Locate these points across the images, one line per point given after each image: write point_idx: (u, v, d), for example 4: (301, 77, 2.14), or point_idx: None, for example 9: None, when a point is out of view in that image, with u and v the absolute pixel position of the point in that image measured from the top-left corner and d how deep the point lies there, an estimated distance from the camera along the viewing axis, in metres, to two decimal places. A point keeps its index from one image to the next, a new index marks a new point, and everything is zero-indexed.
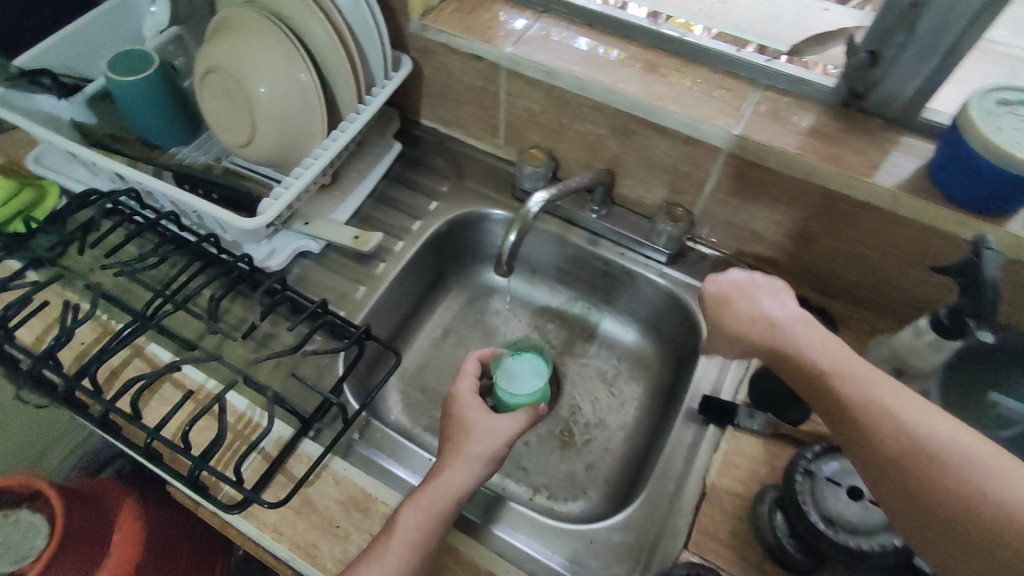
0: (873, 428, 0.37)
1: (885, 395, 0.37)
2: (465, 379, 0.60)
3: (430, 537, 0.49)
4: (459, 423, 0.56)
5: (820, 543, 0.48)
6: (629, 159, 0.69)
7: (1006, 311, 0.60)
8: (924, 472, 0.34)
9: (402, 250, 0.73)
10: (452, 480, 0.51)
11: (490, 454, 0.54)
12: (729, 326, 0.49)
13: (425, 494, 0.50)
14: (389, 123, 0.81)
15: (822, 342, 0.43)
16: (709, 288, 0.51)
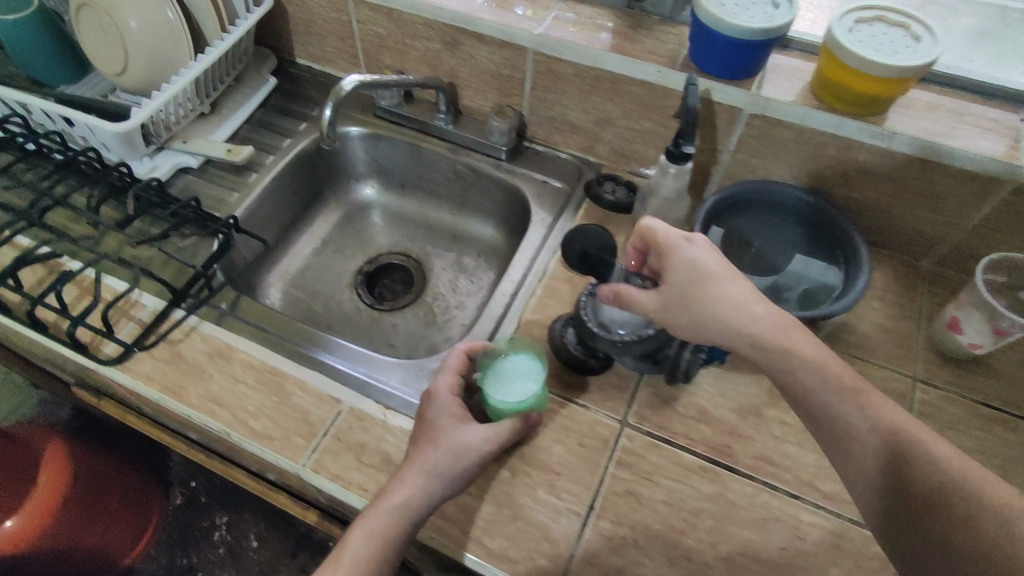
0: (901, 469, 0.44)
1: (920, 447, 0.44)
2: (445, 376, 0.60)
3: (386, 547, 0.52)
4: (428, 426, 0.57)
5: (594, 342, 0.61)
6: (463, 70, 0.80)
7: (763, 165, 0.73)
8: (965, 510, 0.40)
9: (272, 162, 0.82)
10: (406, 494, 0.53)
11: (455, 474, 0.54)
12: (710, 292, 0.52)
13: (373, 520, 0.52)
14: (265, 61, 0.91)
15: (844, 373, 0.49)
16: (691, 252, 0.54)
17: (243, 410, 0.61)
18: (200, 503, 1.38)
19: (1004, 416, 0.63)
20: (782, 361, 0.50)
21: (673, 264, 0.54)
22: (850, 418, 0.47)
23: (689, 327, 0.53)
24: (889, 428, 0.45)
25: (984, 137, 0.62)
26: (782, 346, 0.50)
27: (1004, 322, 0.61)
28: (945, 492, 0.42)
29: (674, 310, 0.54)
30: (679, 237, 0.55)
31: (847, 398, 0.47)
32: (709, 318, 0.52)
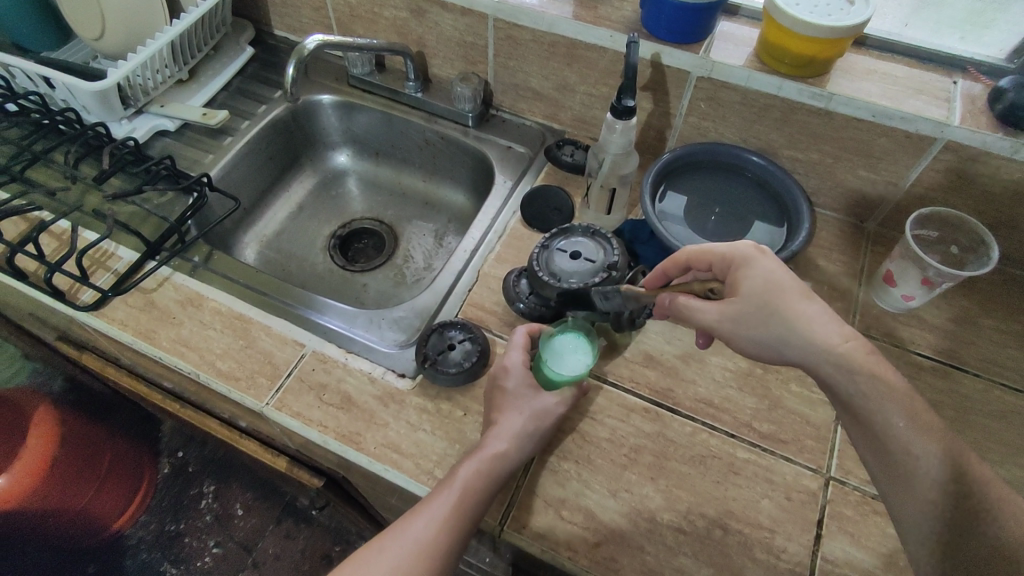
0: (973, 531, 0.42)
1: (995, 508, 0.42)
2: (517, 352, 0.62)
3: (482, 494, 0.53)
4: (504, 396, 0.59)
5: (544, 290, 0.64)
6: (430, 38, 0.83)
7: (715, 129, 0.76)
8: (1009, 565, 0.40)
9: (247, 127, 0.86)
10: (502, 447, 0.56)
11: (539, 433, 0.58)
12: (783, 308, 0.48)
13: (485, 459, 0.55)
14: (243, 31, 0.94)
15: (927, 413, 0.46)
16: (766, 265, 0.50)
17: (212, 352, 0.65)
18: (190, 473, 1.39)
19: (935, 365, 0.67)
20: (864, 392, 0.46)
21: (747, 275, 0.51)
22: (921, 463, 0.44)
23: (755, 343, 0.50)
24: (967, 479, 0.44)
25: (921, 99, 0.65)
26: (867, 370, 0.47)
27: (931, 271, 0.65)
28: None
29: (739, 324, 0.50)
30: (752, 250, 0.52)
31: (940, 439, 0.45)
32: (786, 336, 0.48)
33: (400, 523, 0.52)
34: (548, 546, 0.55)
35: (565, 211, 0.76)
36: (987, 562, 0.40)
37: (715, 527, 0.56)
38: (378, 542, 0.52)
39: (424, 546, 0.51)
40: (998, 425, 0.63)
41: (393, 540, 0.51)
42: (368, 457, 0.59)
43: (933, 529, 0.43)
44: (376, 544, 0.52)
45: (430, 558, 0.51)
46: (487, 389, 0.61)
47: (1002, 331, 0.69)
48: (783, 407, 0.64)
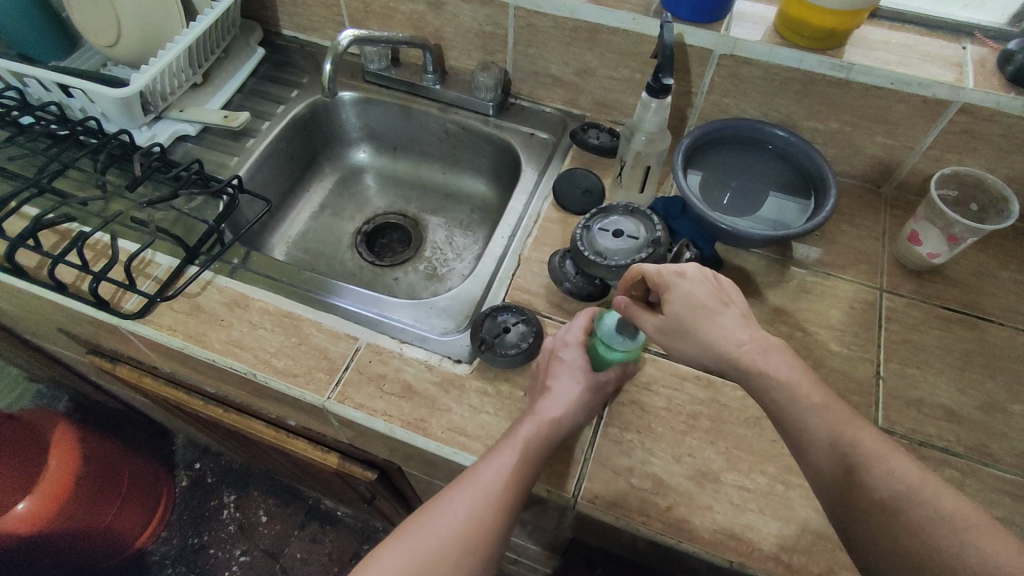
0: (852, 482, 0.46)
1: (871, 462, 0.45)
2: (574, 332, 0.63)
3: (540, 455, 0.55)
4: (561, 365, 0.60)
5: (591, 268, 0.66)
6: (447, 30, 0.84)
7: (736, 104, 0.78)
8: (922, 526, 0.42)
9: (268, 128, 0.85)
10: (560, 413, 0.57)
11: (589, 405, 0.59)
12: (702, 325, 0.52)
13: (547, 422, 0.56)
14: (252, 32, 0.93)
15: (810, 392, 0.49)
16: (686, 287, 0.53)
17: (265, 351, 0.65)
18: (208, 484, 1.39)
19: (962, 316, 0.70)
20: (776, 393, 0.49)
21: (671, 300, 0.53)
22: (812, 434, 0.48)
23: (686, 353, 0.53)
24: (847, 441, 0.47)
25: (934, 64, 0.68)
26: (766, 372, 0.50)
27: (957, 228, 0.67)
28: (907, 500, 0.43)
29: (672, 338, 0.53)
30: (671, 271, 0.54)
31: (819, 410, 0.48)
32: (705, 349, 0.52)
33: (465, 476, 0.53)
34: (621, 513, 0.57)
35: (596, 193, 0.77)
36: (868, 510, 0.44)
37: (777, 483, 0.59)
38: (447, 493, 0.53)
39: (490, 496, 0.52)
40: None
41: (462, 491, 0.52)
42: (436, 441, 0.60)
43: (828, 489, 0.47)
44: (443, 496, 0.53)
45: (496, 509, 0.52)
46: (544, 361, 0.62)
47: (1019, 282, 0.72)
48: (826, 366, 0.66)
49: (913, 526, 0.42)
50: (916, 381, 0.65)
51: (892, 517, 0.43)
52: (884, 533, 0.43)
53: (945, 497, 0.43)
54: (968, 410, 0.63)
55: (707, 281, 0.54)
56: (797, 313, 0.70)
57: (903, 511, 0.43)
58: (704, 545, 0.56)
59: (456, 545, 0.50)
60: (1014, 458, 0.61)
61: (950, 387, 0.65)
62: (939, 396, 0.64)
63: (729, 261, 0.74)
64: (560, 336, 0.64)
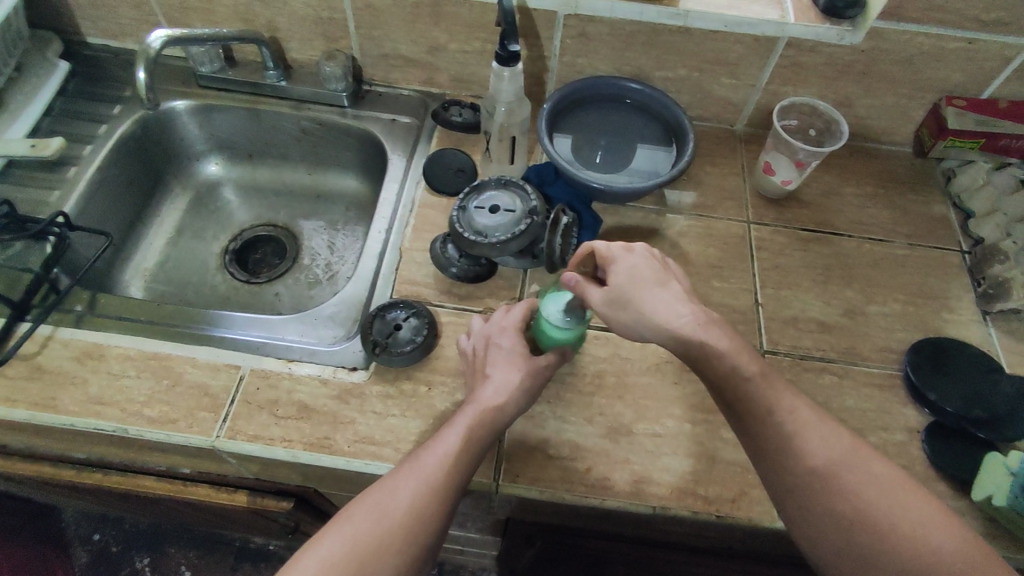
0: (787, 450, 0.49)
1: (805, 431, 0.49)
2: (509, 316, 0.61)
3: (482, 444, 0.53)
4: (497, 353, 0.58)
5: (473, 249, 0.64)
6: (280, 20, 0.78)
7: (588, 62, 0.79)
8: (861, 494, 0.47)
9: (91, 152, 0.75)
10: (501, 400, 0.55)
11: (530, 389, 0.57)
12: (643, 296, 0.52)
13: (489, 409, 0.54)
14: (49, 43, 0.81)
15: (748, 364, 0.50)
16: (630, 261, 0.54)
17: (134, 402, 0.58)
18: (114, 554, 1.25)
19: (818, 235, 0.76)
20: (714, 375, 0.50)
21: (614, 272, 0.53)
22: (746, 404, 0.50)
23: (627, 327, 0.52)
24: (784, 413, 0.49)
25: (758, 3, 0.72)
26: (701, 354, 0.50)
27: (803, 154, 0.72)
28: (840, 467, 0.48)
29: (614, 309, 0.52)
30: (619, 247, 0.55)
31: (757, 379, 0.50)
32: (646, 324, 0.51)
33: (403, 466, 0.51)
34: (545, 486, 0.57)
35: (468, 171, 0.76)
36: (802, 479, 0.48)
37: (685, 423, 0.61)
38: (386, 480, 0.50)
39: (432, 487, 0.49)
40: (877, 272, 0.73)
41: (406, 476, 0.50)
42: (345, 457, 0.57)
43: (765, 457, 0.50)
44: (385, 480, 0.50)
45: (438, 500, 0.49)
46: (479, 348, 0.59)
47: (861, 195, 0.79)
48: (710, 302, 0.70)
49: (848, 492, 0.47)
50: (789, 301, 0.70)
51: (829, 485, 0.47)
52: (821, 499, 0.47)
53: (871, 463, 0.48)
54: (835, 319, 0.69)
55: (649, 258, 0.55)
56: (676, 257, 0.73)
57: (837, 476, 0.47)
58: (628, 497, 0.57)
59: (395, 534, 0.47)
60: (877, 353, 0.67)
61: (818, 300, 0.71)
62: (810, 311, 0.70)
63: (607, 218, 0.76)
64: (494, 322, 0.61)
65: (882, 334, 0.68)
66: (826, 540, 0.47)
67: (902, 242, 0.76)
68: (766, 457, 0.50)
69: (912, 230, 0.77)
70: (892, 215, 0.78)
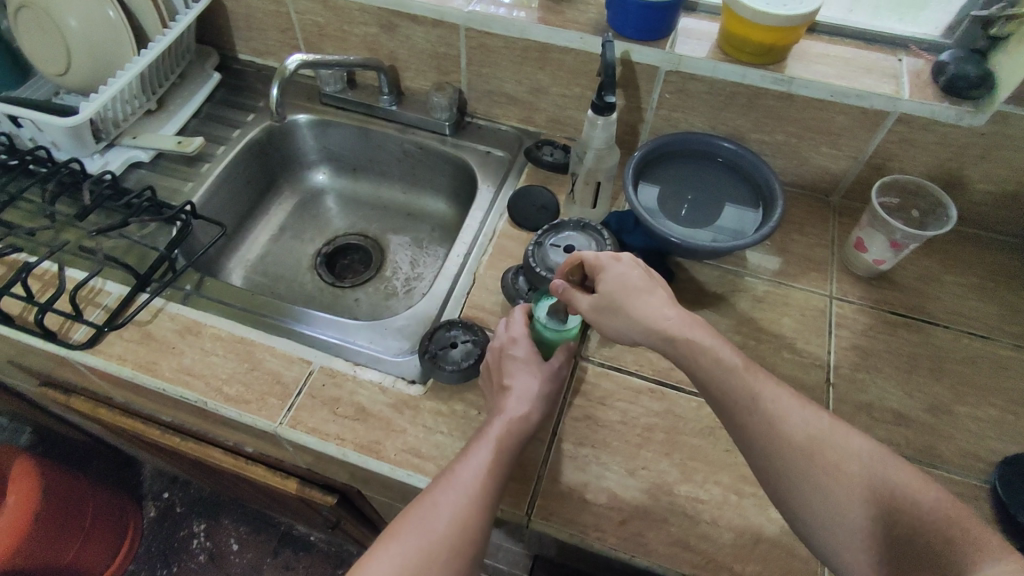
0: (771, 433, 0.48)
1: (786, 414, 0.48)
2: (516, 327, 0.63)
3: (513, 452, 0.55)
4: (515, 363, 0.60)
5: (543, 284, 0.66)
6: (402, 51, 0.85)
7: (685, 118, 0.80)
8: (846, 469, 0.46)
9: (223, 152, 0.85)
10: (525, 407, 0.57)
11: (550, 393, 0.60)
12: (630, 303, 0.52)
13: (514, 417, 0.56)
14: (209, 57, 0.93)
15: (730, 355, 0.50)
16: (618, 270, 0.54)
17: (218, 378, 0.65)
18: (177, 514, 1.36)
19: (908, 321, 0.71)
20: (699, 356, 0.50)
21: (603, 281, 0.54)
22: (732, 393, 0.49)
23: (617, 332, 0.54)
24: (766, 397, 0.49)
25: (872, 76, 0.70)
26: (687, 342, 0.50)
27: (898, 234, 0.69)
28: (822, 446, 0.47)
29: (604, 319, 0.54)
30: (607, 256, 0.55)
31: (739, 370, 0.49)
32: (634, 328, 0.52)
33: (440, 477, 0.52)
34: (577, 529, 0.56)
35: (550, 209, 0.78)
36: (791, 461, 0.47)
37: (731, 493, 0.59)
38: (424, 496, 0.51)
39: (471, 495, 0.51)
40: (971, 371, 0.67)
41: (446, 491, 0.51)
42: (390, 464, 0.60)
43: (753, 446, 0.48)
44: (424, 497, 0.51)
45: (479, 509, 0.50)
46: (495, 359, 0.61)
47: (963, 285, 0.74)
48: (777, 373, 0.67)
49: (829, 466, 0.46)
50: (865, 386, 0.66)
51: (816, 463, 0.46)
52: (809, 478, 0.46)
53: (852, 439, 0.47)
54: (916, 413, 0.64)
55: (635, 264, 0.55)
56: (747, 322, 0.71)
57: (822, 454, 0.47)
58: (659, 558, 0.55)
59: (443, 544, 0.48)
60: (960, 458, 0.62)
61: (898, 390, 0.66)
62: (888, 400, 0.65)
63: (681, 272, 0.75)
64: (502, 334, 0.63)
65: (968, 439, 0.63)
66: (814, 517, 0.46)
67: (1006, 341, 0.70)
68: (752, 445, 0.49)
69: (1019, 330, 0.70)
70: (997, 311, 0.72)
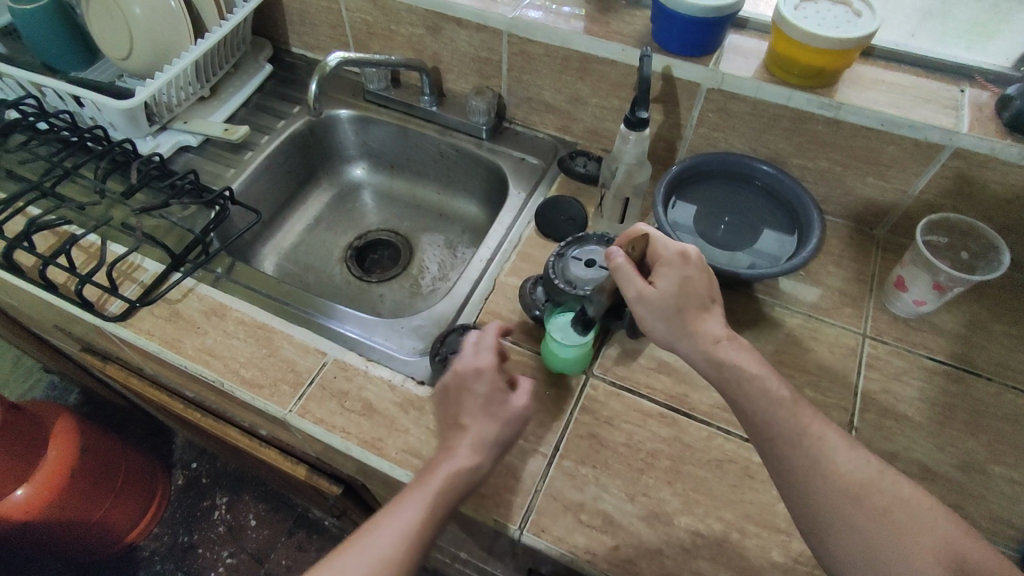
0: (817, 472, 0.47)
1: (831, 453, 0.48)
2: (480, 357, 0.60)
3: (446, 508, 0.51)
4: (468, 403, 0.57)
5: (559, 298, 0.65)
6: (445, 54, 0.85)
7: (725, 138, 0.78)
8: (893, 516, 0.46)
9: (266, 142, 0.88)
10: (466, 457, 0.53)
11: (502, 438, 0.56)
12: (690, 313, 0.52)
13: (448, 471, 0.52)
14: (263, 49, 0.97)
15: (778, 387, 0.50)
16: (687, 273, 0.53)
17: (236, 361, 0.67)
18: (202, 484, 1.41)
19: (947, 368, 0.67)
20: (749, 385, 0.50)
21: (670, 276, 0.53)
22: (778, 428, 0.49)
23: (656, 331, 0.53)
24: (813, 435, 0.49)
25: (928, 107, 0.66)
26: (739, 370, 0.51)
27: (942, 276, 0.65)
28: (868, 489, 0.47)
29: (652, 314, 0.52)
30: (678, 252, 0.54)
31: (787, 403, 0.50)
32: (682, 334, 0.52)
33: (362, 534, 0.50)
34: (568, 550, 0.55)
35: (578, 221, 0.77)
36: (835, 502, 0.46)
37: (733, 531, 0.56)
38: (341, 553, 0.49)
39: (388, 559, 0.48)
40: (1013, 429, 0.63)
41: (357, 556, 0.48)
42: (389, 462, 0.60)
43: (794, 482, 0.48)
44: (339, 557, 0.49)
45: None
46: (454, 391, 0.58)
47: (1014, 336, 0.69)
48: None
49: (875, 510, 0.46)
50: (893, 433, 0.62)
51: (861, 506, 0.46)
52: (853, 521, 0.46)
53: (901, 485, 0.47)
54: (945, 468, 0.60)
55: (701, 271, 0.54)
56: (771, 353, 0.68)
57: (867, 499, 0.46)
58: None
59: None
60: (990, 522, 0.57)
61: (928, 441, 0.62)
62: (916, 451, 0.61)
63: None
64: (467, 361, 0.60)
65: (1002, 502, 0.58)
66: (855, 564, 0.45)
67: None
68: (793, 482, 0.48)
69: None
70: None
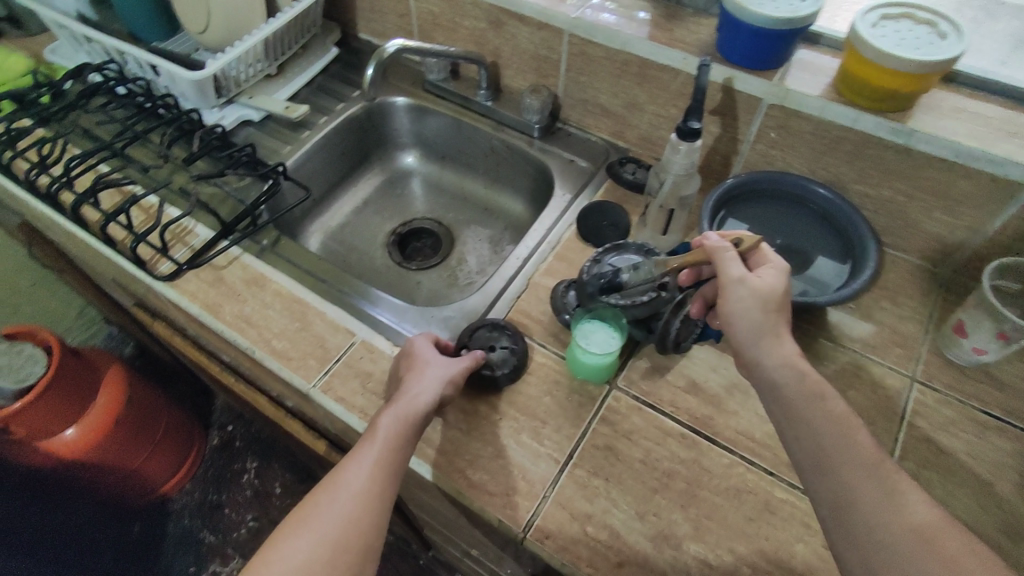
0: (881, 504, 0.42)
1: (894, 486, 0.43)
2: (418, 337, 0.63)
3: (407, 439, 0.54)
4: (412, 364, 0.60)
5: (590, 304, 0.64)
6: (505, 50, 0.86)
7: (784, 157, 0.74)
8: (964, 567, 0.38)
9: (324, 122, 0.90)
10: (421, 391, 0.56)
11: (448, 376, 0.59)
12: (777, 320, 0.51)
13: (401, 405, 0.55)
14: (331, 33, 0.99)
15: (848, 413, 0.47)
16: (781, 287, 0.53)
17: (269, 331, 0.69)
18: (235, 448, 1.47)
19: (1003, 425, 0.62)
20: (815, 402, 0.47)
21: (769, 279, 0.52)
22: (840, 452, 0.45)
23: (738, 321, 0.51)
24: (880, 466, 0.44)
25: (1012, 141, 0.61)
26: (804, 386, 0.48)
27: (1006, 325, 0.60)
28: (941, 536, 0.40)
29: (746, 300, 0.51)
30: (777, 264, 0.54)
31: (855, 430, 0.46)
32: (763, 335, 0.50)
33: (329, 480, 0.51)
34: (569, 559, 0.54)
35: (620, 229, 0.76)
36: (895, 538, 0.41)
37: (744, 566, 0.54)
38: (311, 499, 0.50)
39: (359, 495, 0.50)
40: None
41: (329, 495, 0.50)
42: None
43: (857, 515, 0.43)
44: (310, 504, 0.50)
45: (371, 509, 0.50)
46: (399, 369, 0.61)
47: None
48: None
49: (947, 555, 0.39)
50: (933, 486, 0.58)
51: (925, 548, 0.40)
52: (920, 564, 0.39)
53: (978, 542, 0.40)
54: (988, 531, 0.55)
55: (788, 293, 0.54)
56: None
57: (935, 543, 0.40)
58: None
59: (330, 551, 0.47)
60: None
61: (972, 500, 0.57)
62: (958, 509, 0.57)
63: None
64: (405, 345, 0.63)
65: None
66: None
67: None
68: (856, 515, 0.43)
69: None
70: None
